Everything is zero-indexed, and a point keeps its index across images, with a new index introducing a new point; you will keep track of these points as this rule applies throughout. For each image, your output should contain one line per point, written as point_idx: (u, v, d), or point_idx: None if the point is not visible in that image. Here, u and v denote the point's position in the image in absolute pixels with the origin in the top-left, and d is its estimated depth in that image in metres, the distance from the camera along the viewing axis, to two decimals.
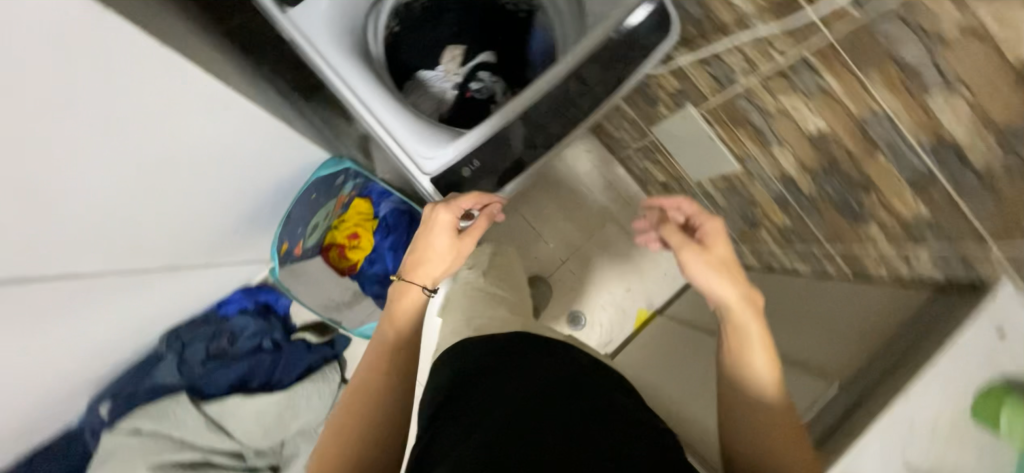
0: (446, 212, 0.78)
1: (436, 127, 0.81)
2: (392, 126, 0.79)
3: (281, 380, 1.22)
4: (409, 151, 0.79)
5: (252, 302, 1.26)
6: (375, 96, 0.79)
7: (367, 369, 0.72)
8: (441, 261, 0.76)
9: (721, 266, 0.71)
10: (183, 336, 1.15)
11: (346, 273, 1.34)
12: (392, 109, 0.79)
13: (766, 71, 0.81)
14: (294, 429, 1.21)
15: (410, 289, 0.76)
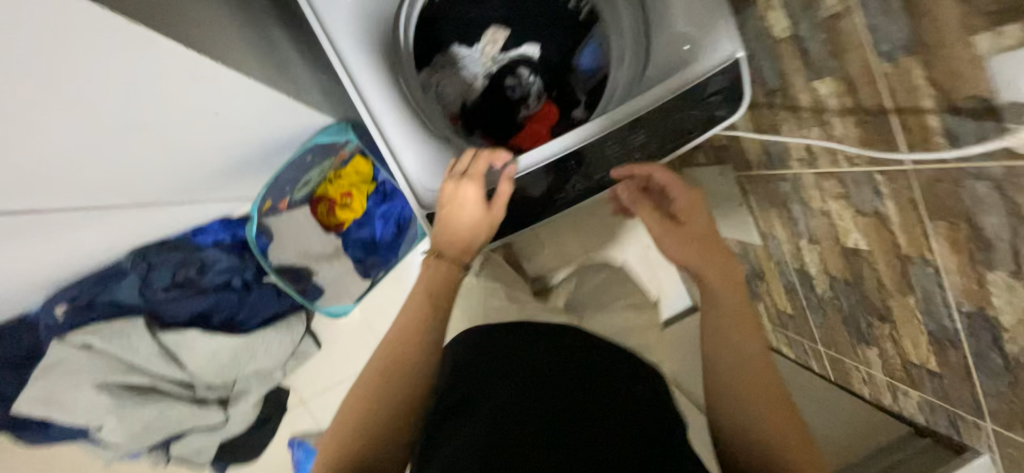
0: (470, 184, 0.72)
1: (437, 145, 0.79)
2: (391, 134, 0.76)
3: (246, 321, 1.21)
4: (400, 166, 0.77)
5: (228, 236, 1.19)
6: (386, 106, 0.76)
7: (399, 340, 0.67)
8: (474, 236, 0.75)
9: (693, 240, 0.73)
10: (150, 258, 1.11)
11: (331, 229, 1.26)
12: (396, 118, 0.76)
13: (825, 170, 0.72)
14: (250, 370, 1.23)
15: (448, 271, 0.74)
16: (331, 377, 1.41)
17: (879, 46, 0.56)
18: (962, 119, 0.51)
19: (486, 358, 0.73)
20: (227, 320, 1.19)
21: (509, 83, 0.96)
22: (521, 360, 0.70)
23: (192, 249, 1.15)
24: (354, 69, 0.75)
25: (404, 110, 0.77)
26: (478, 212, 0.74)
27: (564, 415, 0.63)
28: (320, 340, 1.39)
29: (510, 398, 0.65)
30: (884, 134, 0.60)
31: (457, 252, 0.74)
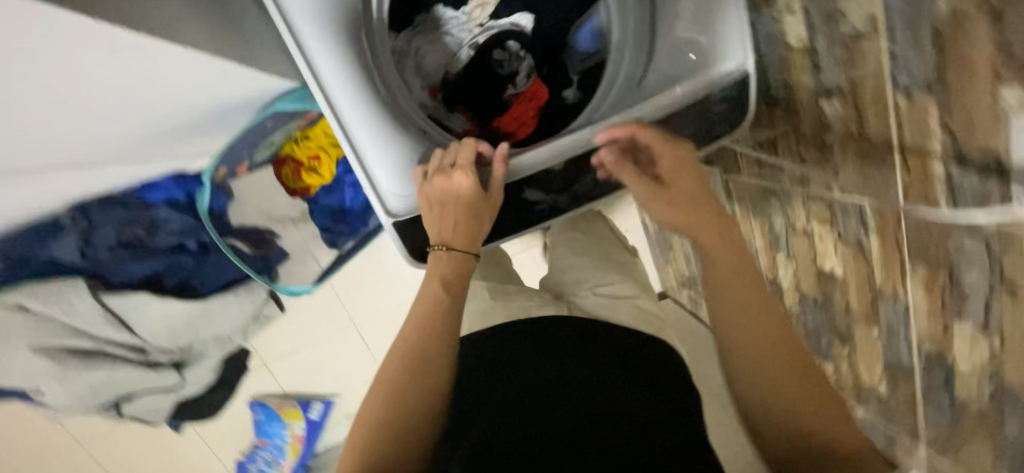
0: (462, 173, 0.68)
1: (403, 140, 0.72)
2: (353, 127, 0.71)
3: (204, 284, 1.14)
4: (361, 161, 0.72)
5: (183, 194, 1.08)
6: (354, 112, 0.70)
7: (419, 334, 0.67)
8: (475, 221, 0.70)
9: (682, 200, 0.71)
10: (91, 215, 1.01)
11: (297, 194, 1.17)
12: (359, 109, 0.71)
13: (814, 195, 0.71)
14: (209, 333, 1.18)
15: (458, 261, 0.70)
16: (295, 341, 1.37)
17: (898, 78, 0.52)
18: (968, 172, 0.48)
19: (495, 368, 0.77)
20: (181, 284, 1.12)
21: (497, 55, 0.86)
22: (530, 362, 0.76)
23: (139, 206, 1.05)
24: (320, 70, 0.69)
25: (369, 99, 0.71)
26: (478, 198, 0.70)
27: (565, 422, 0.67)
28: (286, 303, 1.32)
29: (515, 409, 0.70)
30: (881, 171, 0.58)
31: (464, 238, 0.70)
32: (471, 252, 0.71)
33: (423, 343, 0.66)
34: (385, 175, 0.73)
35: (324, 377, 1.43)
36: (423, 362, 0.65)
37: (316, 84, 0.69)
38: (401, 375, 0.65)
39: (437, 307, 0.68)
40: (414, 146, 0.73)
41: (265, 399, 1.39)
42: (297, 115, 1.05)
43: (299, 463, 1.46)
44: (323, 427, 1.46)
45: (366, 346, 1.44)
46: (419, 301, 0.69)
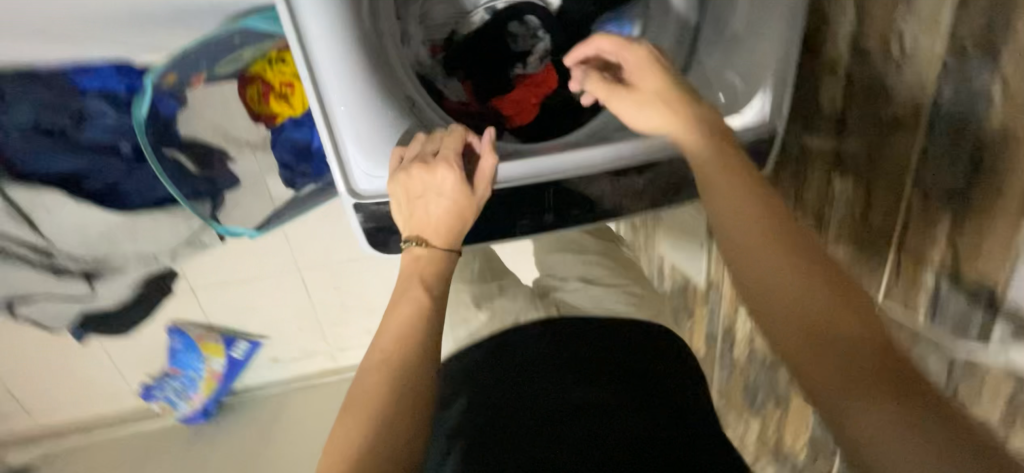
0: (444, 169, 0.53)
1: (389, 110, 0.58)
2: (327, 84, 0.57)
3: (131, 195, 1.01)
4: (332, 130, 0.58)
5: (124, 87, 0.94)
6: (332, 63, 0.56)
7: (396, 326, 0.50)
8: (457, 217, 0.54)
9: (654, 97, 0.61)
10: (4, 88, 0.88)
11: (261, 119, 1.05)
12: (339, 60, 0.56)
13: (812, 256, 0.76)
14: (130, 249, 1.06)
15: (432, 265, 0.53)
16: (229, 274, 1.28)
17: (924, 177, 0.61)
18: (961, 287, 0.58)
19: (504, 383, 0.68)
20: (104, 189, 0.99)
21: (516, 28, 0.78)
22: (536, 373, 0.67)
23: (68, 91, 0.91)
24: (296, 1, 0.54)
25: (353, 51, 0.56)
26: (464, 195, 0.54)
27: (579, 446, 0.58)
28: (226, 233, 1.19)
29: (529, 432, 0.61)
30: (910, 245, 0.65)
31: (441, 240, 0.54)
32: (453, 250, 0.55)
33: (412, 349, 0.49)
34: (361, 151, 0.59)
35: (255, 316, 1.35)
36: (408, 376, 0.47)
37: (287, 18, 0.54)
38: (378, 392, 0.46)
39: (432, 299, 0.51)
40: (401, 118, 0.59)
41: (185, 328, 1.31)
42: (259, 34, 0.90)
43: (213, 400, 1.39)
44: (245, 367, 1.41)
45: (307, 295, 1.36)
46: (404, 290, 0.52)
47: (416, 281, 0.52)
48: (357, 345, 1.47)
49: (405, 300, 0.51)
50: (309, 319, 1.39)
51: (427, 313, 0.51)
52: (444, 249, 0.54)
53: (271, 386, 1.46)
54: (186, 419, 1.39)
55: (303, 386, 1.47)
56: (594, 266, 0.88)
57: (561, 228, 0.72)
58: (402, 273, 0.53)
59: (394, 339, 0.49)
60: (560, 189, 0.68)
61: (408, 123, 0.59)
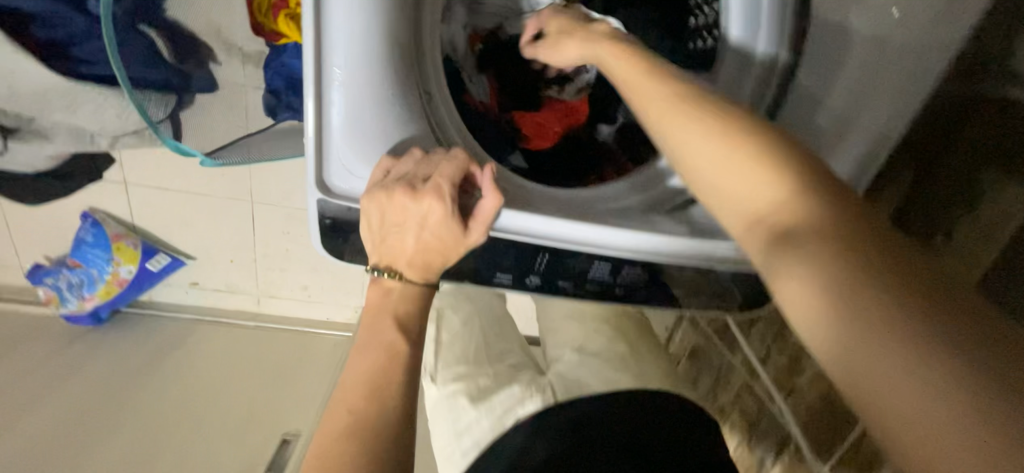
0: (433, 202, 0.43)
1: (399, 104, 0.48)
2: (335, 52, 0.45)
3: (90, 63, 0.89)
4: (322, 107, 0.46)
5: None
6: (344, 26, 0.45)
7: (363, 373, 0.43)
8: (440, 254, 0.45)
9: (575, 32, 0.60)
10: None
11: (261, 34, 0.98)
12: (359, 30, 0.45)
13: (765, 397, 0.73)
14: (63, 118, 0.92)
15: (396, 301, 0.45)
16: (174, 182, 1.20)
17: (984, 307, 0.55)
18: None
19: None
20: (57, 43, 0.86)
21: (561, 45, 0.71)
22: None
23: None
24: None
25: (379, 24, 0.46)
26: (453, 234, 0.45)
27: None
28: None
29: None
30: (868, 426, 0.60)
31: (416, 281, 0.46)
32: (428, 283, 0.46)
33: (378, 402, 0.41)
34: (350, 142, 0.47)
35: (188, 233, 1.27)
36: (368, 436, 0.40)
37: None
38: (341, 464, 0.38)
39: (400, 340, 0.44)
40: (410, 120, 0.48)
41: (104, 223, 1.20)
42: None
43: (108, 306, 1.24)
44: (156, 283, 1.29)
45: (252, 229, 1.29)
46: (374, 328, 0.44)
47: (386, 316, 0.45)
48: (287, 295, 1.39)
49: (370, 351, 0.43)
50: (245, 254, 1.32)
51: (395, 352, 0.43)
52: (422, 288, 0.46)
53: (182, 311, 1.36)
54: (70, 318, 1.24)
55: (215, 320, 1.37)
56: (594, 336, 0.81)
57: (547, 295, 0.56)
58: (369, 316, 0.45)
59: (359, 394, 0.42)
60: (554, 257, 0.53)
61: (417, 127, 0.49)
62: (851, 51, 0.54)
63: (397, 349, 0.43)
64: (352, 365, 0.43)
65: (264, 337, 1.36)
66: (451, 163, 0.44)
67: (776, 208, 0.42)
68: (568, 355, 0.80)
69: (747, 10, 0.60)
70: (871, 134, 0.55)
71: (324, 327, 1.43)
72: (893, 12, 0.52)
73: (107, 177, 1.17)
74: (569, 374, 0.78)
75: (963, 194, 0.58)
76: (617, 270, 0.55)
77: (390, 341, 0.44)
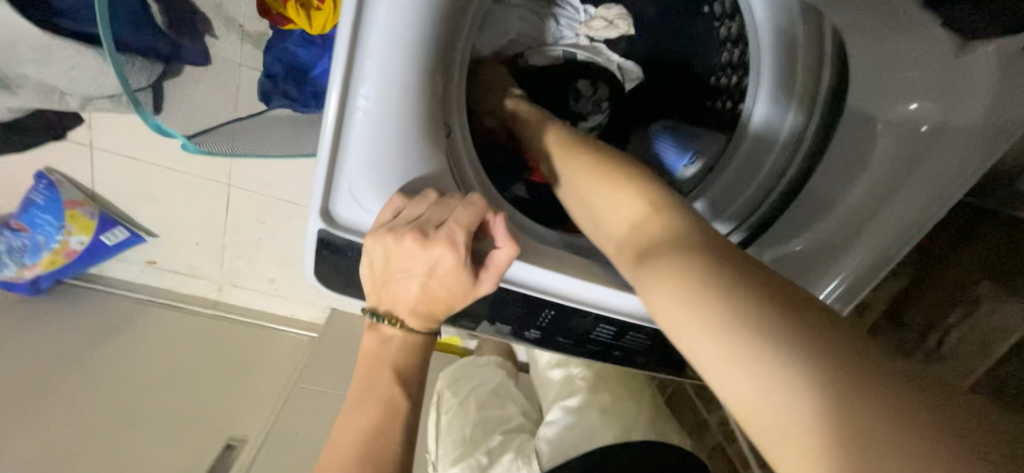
0: (445, 252, 0.40)
1: (421, 144, 0.45)
2: (366, 78, 0.42)
3: (71, 19, 0.82)
4: (340, 132, 0.43)
5: None
6: (381, 54, 0.41)
7: (365, 422, 0.46)
8: (441, 301, 0.44)
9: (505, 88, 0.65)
10: None
11: (267, 15, 0.94)
12: (397, 62, 0.42)
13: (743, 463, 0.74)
14: (33, 71, 0.85)
15: (393, 342, 0.46)
16: (146, 155, 1.12)
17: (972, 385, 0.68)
18: None
19: None
20: None
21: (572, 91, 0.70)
22: None
23: None
24: None
25: (417, 58, 0.43)
26: (464, 286, 0.43)
27: None
28: None
29: None
30: None
31: (415, 331, 0.46)
32: (430, 330, 0.46)
33: (368, 452, 0.44)
34: (363, 173, 0.44)
35: (154, 208, 1.19)
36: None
37: None
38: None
39: (393, 393, 0.46)
40: (428, 161, 0.46)
41: (59, 186, 1.10)
42: None
43: (53, 276, 1.14)
44: (109, 257, 1.19)
45: (226, 212, 1.22)
46: (370, 378, 0.46)
47: (383, 368, 0.46)
48: (253, 287, 1.32)
49: (369, 404, 0.46)
50: (214, 239, 1.25)
51: (389, 404, 0.45)
52: (420, 337, 0.46)
53: (134, 290, 1.26)
54: (4, 284, 1.11)
55: (168, 304, 1.27)
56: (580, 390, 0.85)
57: (542, 348, 0.55)
58: (367, 361, 0.47)
59: (355, 439, 0.45)
60: (558, 313, 0.51)
61: (432, 169, 0.47)
62: (872, 154, 0.55)
63: (389, 401, 0.45)
64: (350, 412, 0.47)
65: (221, 327, 1.28)
66: (470, 217, 0.41)
67: (638, 223, 0.49)
68: (557, 414, 0.83)
69: (777, 91, 0.62)
70: (880, 242, 0.55)
71: (288, 323, 1.37)
72: (923, 129, 0.52)
73: (70, 136, 1.08)
74: (560, 440, 0.79)
75: (963, 299, 0.69)
76: (621, 332, 0.54)
77: (389, 396, 0.46)
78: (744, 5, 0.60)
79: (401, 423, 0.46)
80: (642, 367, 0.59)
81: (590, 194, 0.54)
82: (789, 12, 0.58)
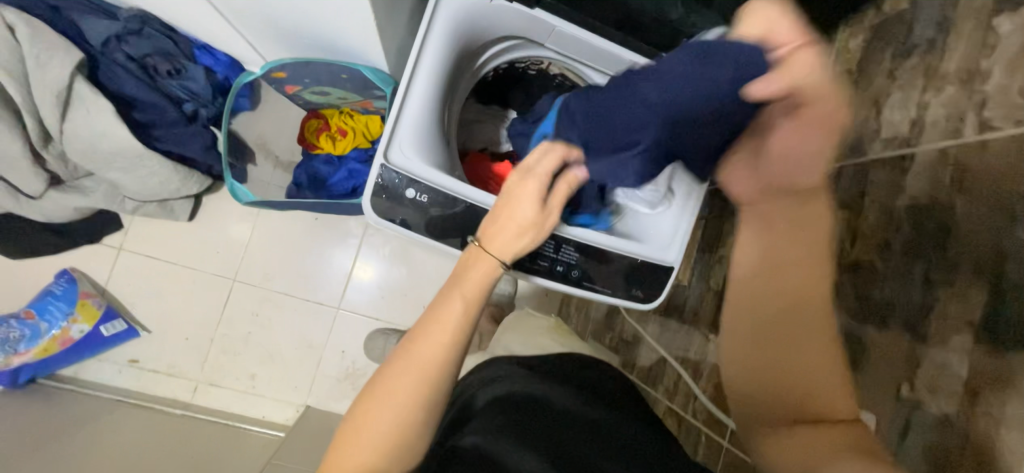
0: (535, 184, 0.56)
1: (439, 140, 0.71)
2: (417, 89, 0.67)
3: (161, 141, 1.16)
4: (393, 123, 0.67)
5: (223, 74, 1.22)
6: (427, 88, 0.68)
7: (441, 334, 0.50)
8: (521, 228, 0.56)
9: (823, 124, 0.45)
10: (146, 27, 1.08)
11: (303, 142, 1.30)
12: (433, 81, 0.68)
13: (684, 415, 0.85)
14: (116, 176, 1.13)
15: (480, 257, 0.55)
16: (167, 253, 1.33)
17: None
18: None
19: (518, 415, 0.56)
20: (143, 123, 1.14)
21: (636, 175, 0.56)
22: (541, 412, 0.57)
23: (185, 54, 1.15)
24: (429, 43, 0.67)
25: (442, 77, 0.69)
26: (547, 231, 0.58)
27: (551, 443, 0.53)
28: (195, 217, 1.34)
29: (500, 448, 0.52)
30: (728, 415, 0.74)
31: (483, 278, 0.54)
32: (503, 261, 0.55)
33: (418, 410, 0.48)
34: (409, 145, 0.67)
35: (153, 302, 1.32)
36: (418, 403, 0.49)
37: (418, 48, 0.67)
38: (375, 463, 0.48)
39: (449, 354, 0.50)
40: (441, 149, 0.71)
41: (79, 280, 1.24)
42: (341, 79, 1.05)
43: (36, 366, 1.19)
44: (96, 352, 1.25)
45: (222, 307, 1.35)
46: (427, 346, 0.49)
47: (446, 336, 0.49)
48: (230, 385, 1.35)
49: (446, 312, 0.50)
50: (202, 332, 1.34)
51: (444, 372, 0.50)
52: (484, 281, 0.54)
53: (104, 390, 1.27)
54: None
55: (137, 403, 1.27)
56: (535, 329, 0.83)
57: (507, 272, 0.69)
58: (429, 322, 0.50)
59: (432, 346, 0.49)
60: None
61: (445, 155, 0.72)
62: None
63: (444, 370, 0.49)
64: (397, 370, 0.49)
65: (184, 426, 1.24)
66: (574, 179, 0.58)
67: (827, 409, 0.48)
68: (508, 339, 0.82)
69: None
70: None
71: (252, 422, 1.34)
72: None
73: (104, 241, 1.30)
74: (523, 333, 0.82)
75: None
76: (559, 246, 0.68)
77: (461, 313, 0.51)
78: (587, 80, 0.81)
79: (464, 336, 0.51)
80: (576, 285, 0.71)
81: (800, 368, 0.50)
82: None
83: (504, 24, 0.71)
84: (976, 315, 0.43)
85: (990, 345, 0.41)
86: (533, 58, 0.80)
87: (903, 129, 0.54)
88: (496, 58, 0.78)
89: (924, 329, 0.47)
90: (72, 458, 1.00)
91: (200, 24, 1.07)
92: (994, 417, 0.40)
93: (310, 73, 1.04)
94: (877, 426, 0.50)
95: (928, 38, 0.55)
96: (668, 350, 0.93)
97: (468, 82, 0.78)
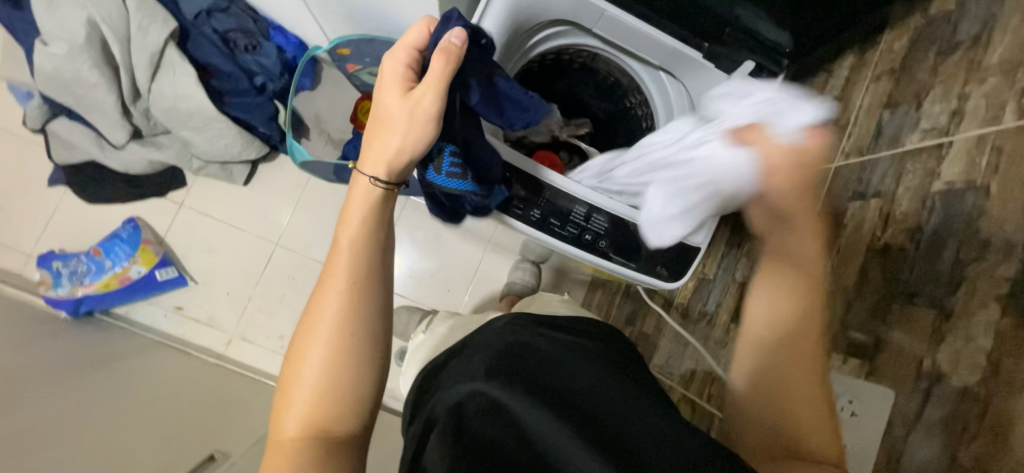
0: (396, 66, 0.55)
1: None
2: None
3: (233, 107, 1.27)
4: None
5: (292, 54, 1.33)
6: None
7: (349, 281, 0.52)
8: (401, 127, 0.54)
9: None
10: (233, 5, 1.23)
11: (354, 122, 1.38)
12: None
13: (701, 402, 0.87)
14: (188, 135, 1.25)
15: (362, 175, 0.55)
16: (220, 213, 1.44)
17: None
18: None
19: (533, 359, 0.56)
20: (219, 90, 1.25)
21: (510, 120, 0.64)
22: (566, 363, 0.55)
23: (261, 31, 1.28)
24: (487, 19, 0.74)
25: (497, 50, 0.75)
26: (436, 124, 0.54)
27: (566, 388, 0.52)
28: (250, 183, 1.44)
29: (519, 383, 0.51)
30: None
31: (365, 209, 0.55)
32: (376, 177, 0.54)
33: (341, 355, 0.50)
34: None
35: (202, 257, 1.42)
36: (334, 344, 0.50)
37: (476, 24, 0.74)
38: (314, 416, 0.49)
39: (352, 293, 0.52)
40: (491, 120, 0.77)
41: (143, 228, 1.37)
42: None
43: (97, 299, 1.31)
44: (149, 295, 1.37)
45: (263, 268, 1.44)
46: (333, 291, 0.52)
47: (341, 280, 0.52)
48: (260, 343, 1.41)
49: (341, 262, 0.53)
50: (243, 290, 1.43)
51: (354, 313, 0.51)
52: (368, 215, 0.54)
53: (151, 331, 1.37)
54: (55, 301, 1.29)
55: (177, 348, 1.35)
56: (552, 302, 0.91)
57: (541, 233, 0.76)
58: (325, 281, 0.53)
59: (339, 292, 0.52)
60: (551, 195, 0.75)
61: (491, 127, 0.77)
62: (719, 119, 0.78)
63: (354, 311, 0.52)
64: (308, 324, 0.52)
65: (216, 373, 1.32)
66: (446, 45, 0.51)
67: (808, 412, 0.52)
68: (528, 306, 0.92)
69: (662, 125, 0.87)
70: None
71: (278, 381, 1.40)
72: None
73: (169, 196, 1.42)
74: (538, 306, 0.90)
75: None
76: (589, 215, 0.76)
77: (353, 255, 0.53)
78: (630, 71, 0.88)
79: (378, 264, 0.54)
80: (604, 256, 0.78)
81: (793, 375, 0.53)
82: (658, 78, 0.86)
83: (557, 10, 0.78)
84: (1004, 287, 0.47)
85: (1016, 317, 0.46)
86: (582, 48, 0.87)
87: (942, 119, 0.58)
88: (548, 44, 0.84)
89: (951, 304, 0.52)
90: (116, 383, 1.08)
91: (279, 7, 1.18)
92: (1012, 383, 0.45)
93: (374, 52, 1.13)
94: (893, 401, 0.56)
95: (972, 34, 0.58)
96: (689, 341, 0.94)
97: (520, 64, 0.84)
